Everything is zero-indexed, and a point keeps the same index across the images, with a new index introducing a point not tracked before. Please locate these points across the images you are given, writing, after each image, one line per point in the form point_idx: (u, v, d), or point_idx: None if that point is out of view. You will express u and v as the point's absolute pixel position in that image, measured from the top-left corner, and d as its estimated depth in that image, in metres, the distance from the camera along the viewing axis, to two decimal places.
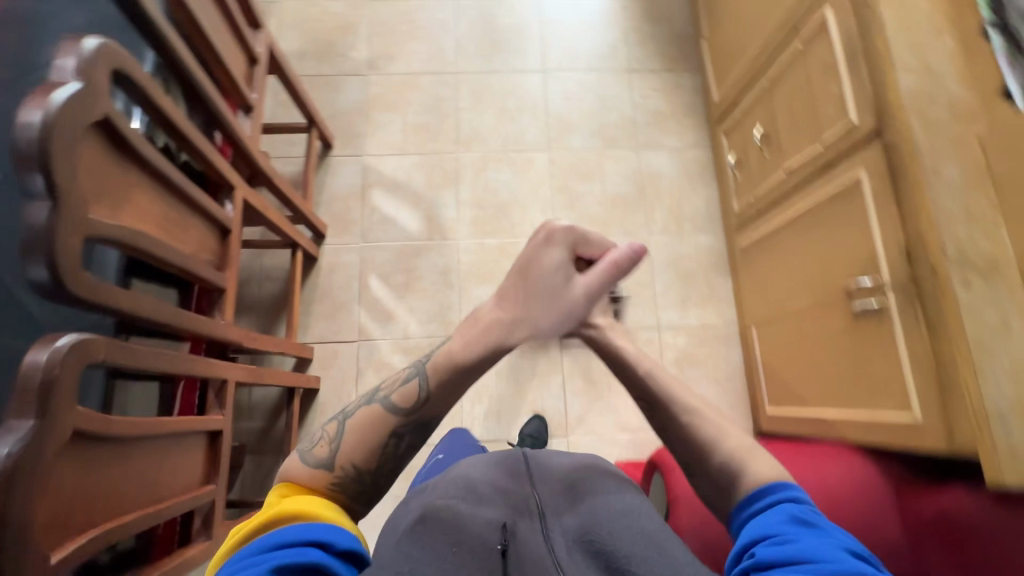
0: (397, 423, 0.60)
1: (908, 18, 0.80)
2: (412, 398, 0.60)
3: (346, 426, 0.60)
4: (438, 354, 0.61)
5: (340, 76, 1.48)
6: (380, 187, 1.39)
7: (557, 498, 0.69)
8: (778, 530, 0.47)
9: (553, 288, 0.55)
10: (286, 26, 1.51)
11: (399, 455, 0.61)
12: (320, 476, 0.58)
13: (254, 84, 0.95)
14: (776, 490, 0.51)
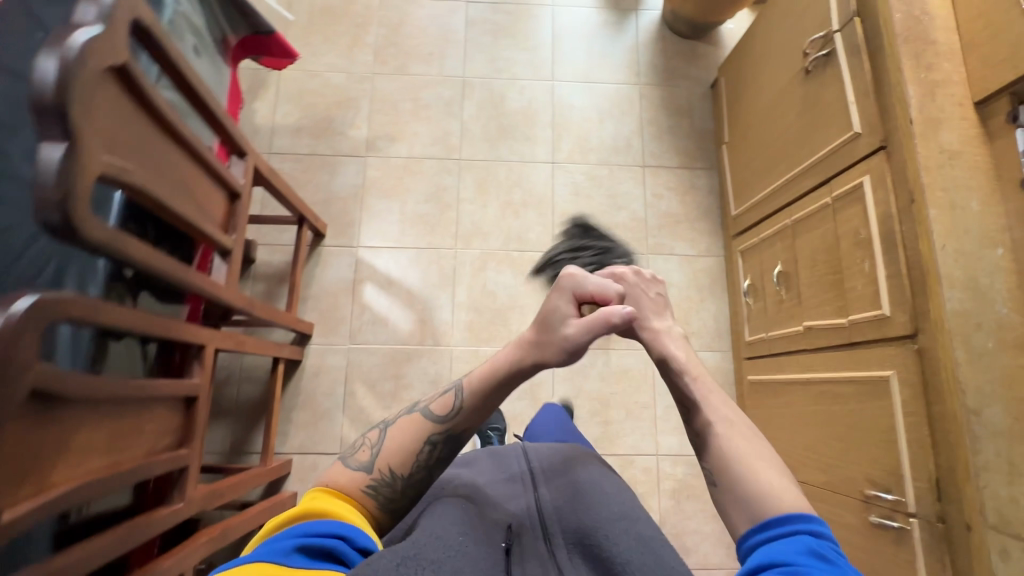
0: (430, 431, 0.64)
1: (955, 223, 0.72)
2: (448, 408, 0.65)
3: (387, 433, 0.65)
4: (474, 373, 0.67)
5: (336, 156, 1.39)
6: (372, 282, 1.32)
7: (557, 493, 0.67)
8: (791, 561, 0.43)
9: (557, 327, 0.62)
10: (281, 98, 1.42)
11: (430, 465, 0.64)
12: (357, 478, 0.62)
13: (234, 222, 0.86)
14: (793, 519, 0.47)
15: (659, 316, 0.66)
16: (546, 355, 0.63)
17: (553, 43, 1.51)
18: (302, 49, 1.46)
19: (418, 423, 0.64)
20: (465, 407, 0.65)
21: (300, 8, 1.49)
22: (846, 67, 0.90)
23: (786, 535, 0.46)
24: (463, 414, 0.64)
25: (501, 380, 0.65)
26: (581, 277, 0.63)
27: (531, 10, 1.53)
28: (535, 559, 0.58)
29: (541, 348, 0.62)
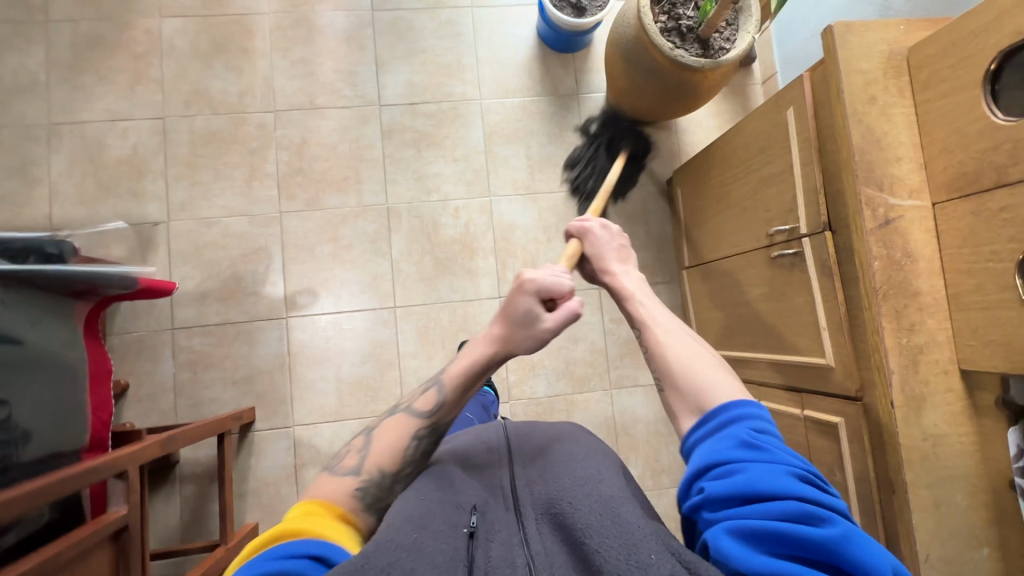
0: (416, 427, 0.64)
1: (941, 525, 0.65)
2: (432, 404, 0.65)
3: (373, 437, 0.64)
4: (451, 369, 0.67)
5: (252, 323, 1.22)
6: (315, 466, 1.20)
7: (527, 467, 0.63)
8: (728, 458, 0.48)
9: (528, 324, 0.66)
10: (175, 258, 1.21)
11: (421, 458, 0.64)
12: (343, 486, 0.59)
13: (126, 562, 0.73)
14: (729, 408, 0.52)
15: (638, 285, 0.71)
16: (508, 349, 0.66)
17: (486, 148, 1.31)
18: (191, 191, 1.23)
19: (403, 426, 0.64)
20: (448, 404, 0.64)
21: (179, 138, 1.24)
22: (816, 285, 0.78)
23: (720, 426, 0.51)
24: (447, 412, 0.64)
25: (481, 370, 0.66)
26: (544, 280, 0.66)
27: (456, 108, 1.32)
28: (499, 537, 0.53)
29: (503, 342, 0.66)
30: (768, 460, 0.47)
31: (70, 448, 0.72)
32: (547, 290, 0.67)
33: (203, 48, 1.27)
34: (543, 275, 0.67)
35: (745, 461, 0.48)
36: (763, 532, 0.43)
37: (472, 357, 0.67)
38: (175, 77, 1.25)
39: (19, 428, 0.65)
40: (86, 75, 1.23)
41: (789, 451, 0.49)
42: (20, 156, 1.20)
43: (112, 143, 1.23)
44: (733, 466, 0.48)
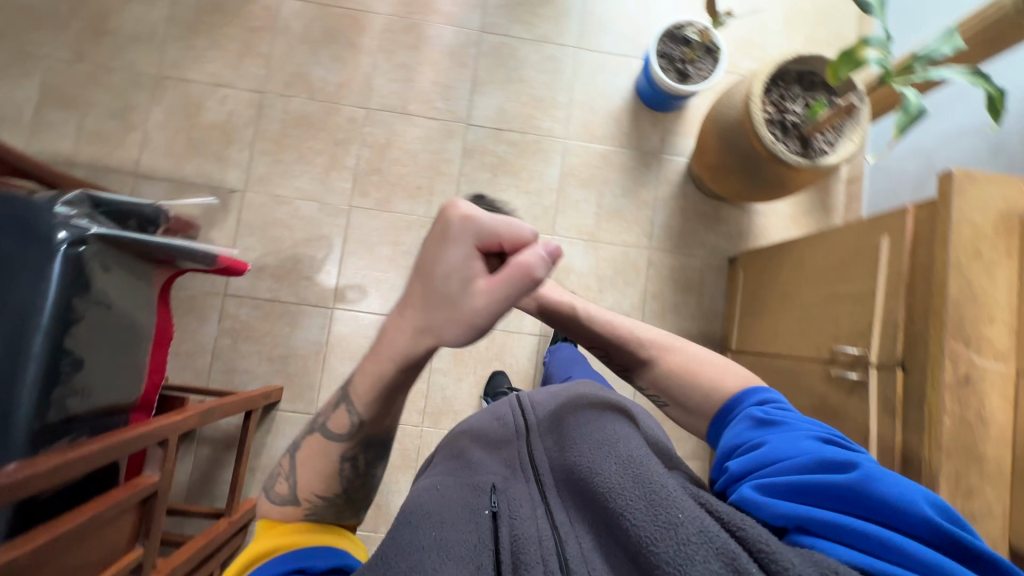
0: (343, 448, 0.55)
1: None
2: (344, 424, 0.54)
3: (295, 461, 0.55)
4: (356, 382, 0.53)
5: (300, 306, 1.24)
6: None
7: (549, 440, 0.66)
8: (747, 438, 0.53)
9: (456, 298, 0.42)
10: (243, 228, 1.25)
11: (361, 474, 0.56)
12: (288, 511, 0.53)
13: (149, 528, 0.75)
14: (744, 400, 0.58)
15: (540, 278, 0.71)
16: (437, 338, 0.44)
17: (560, 187, 1.32)
18: (272, 168, 1.27)
19: (322, 450, 0.54)
20: (364, 418, 0.53)
21: (273, 115, 1.28)
22: (875, 418, 0.77)
23: (731, 411, 0.58)
24: (366, 430, 0.53)
25: (395, 368, 0.49)
26: (488, 218, 0.40)
27: (540, 142, 1.33)
28: (522, 512, 0.55)
29: (430, 324, 0.44)
30: (784, 428, 0.52)
31: (127, 400, 0.76)
32: (488, 237, 0.41)
33: (315, 35, 1.31)
34: (472, 214, 0.41)
35: (768, 436, 0.52)
36: (798, 488, 0.47)
37: (391, 355, 0.48)
38: (283, 57, 1.30)
39: (83, 384, 0.67)
40: (201, 38, 1.28)
41: (809, 422, 0.53)
42: (124, 101, 1.25)
43: (210, 107, 1.27)
44: (756, 442, 0.53)
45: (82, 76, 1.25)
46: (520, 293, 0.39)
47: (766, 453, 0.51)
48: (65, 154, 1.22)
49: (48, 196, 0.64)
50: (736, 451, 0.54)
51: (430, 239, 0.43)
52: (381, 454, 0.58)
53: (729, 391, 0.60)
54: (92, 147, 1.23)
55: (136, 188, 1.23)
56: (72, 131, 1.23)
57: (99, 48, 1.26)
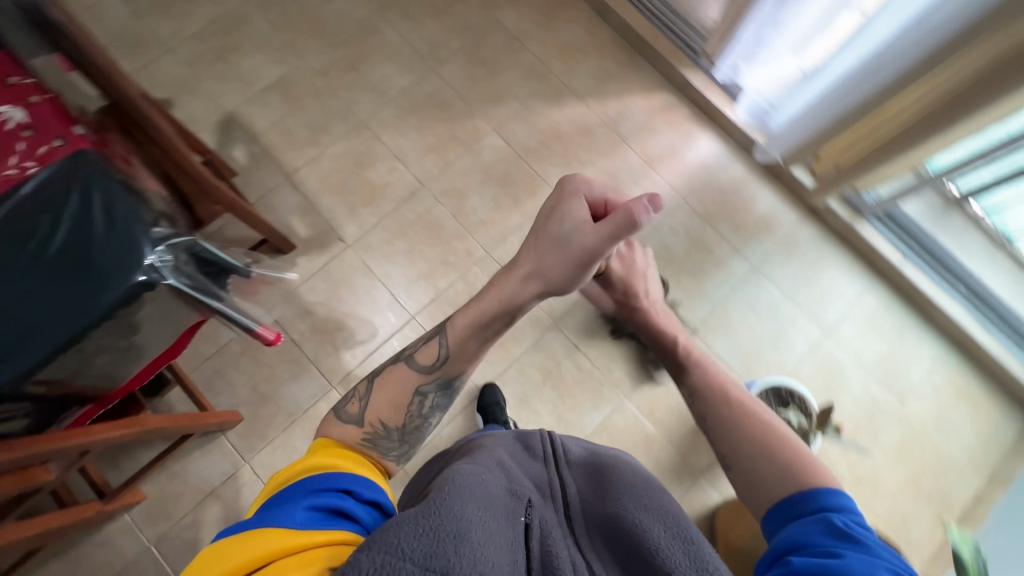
0: (421, 382, 0.74)
1: None
2: (434, 357, 0.74)
3: (375, 386, 0.73)
4: (455, 322, 0.73)
5: (311, 364, 1.27)
6: (224, 508, 1.18)
7: (584, 487, 0.66)
8: (820, 541, 0.51)
9: (569, 245, 0.67)
10: (323, 272, 1.32)
11: (423, 411, 0.75)
12: (352, 430, 0.68)
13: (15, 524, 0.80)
14: (824, 504, 0.56)
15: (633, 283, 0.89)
16: (546, 280, 0.68)
17: (589, 435, 1.27)
18: (382, 244, 1.35)
19: (407, 376, 0.74)
20: (450, 352, 0.73)
21: (416, 207, 1.38)
22: None
23: (804, 498, 0.57)
24: (450, 361, 0.73)
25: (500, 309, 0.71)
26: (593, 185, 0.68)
27: (601, 383, 1.30)
28: (554, 537, 0.57)
29: (542, 273, 0.69)
30: (866, 549, 0.49)
31: (92, 388, 0.76)
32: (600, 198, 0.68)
33: (494, 173, 1.41)
34: (586, 181, 0.69)
35: (840, 547, 0.49)
36: None
37: (501, 298, 0.71)
38: (458, 171, 1.41)
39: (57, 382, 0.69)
40: (413, 117, 1.44)
41: (892, 556, 0.50)
42: (325, 122, 1.42)
43: (378, 168, 1.40)
44: (827, 548, 0.49)
45: (314, 86, 1.44)
46: (619, 219, 0.61)
47: (844, 564, 0.47)
48: (256, 130, 1.40)
49: (155, 232, 0.71)
50: (800, 549, 0.51)
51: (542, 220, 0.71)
52: (445, 403, 0.77)
53: (804, 483, 0.59)
54: (277, 138, 1.40)
55: (279, 188, 1.37)
56: (275, 119, 1.41)
57: (341, 75, 1.45)
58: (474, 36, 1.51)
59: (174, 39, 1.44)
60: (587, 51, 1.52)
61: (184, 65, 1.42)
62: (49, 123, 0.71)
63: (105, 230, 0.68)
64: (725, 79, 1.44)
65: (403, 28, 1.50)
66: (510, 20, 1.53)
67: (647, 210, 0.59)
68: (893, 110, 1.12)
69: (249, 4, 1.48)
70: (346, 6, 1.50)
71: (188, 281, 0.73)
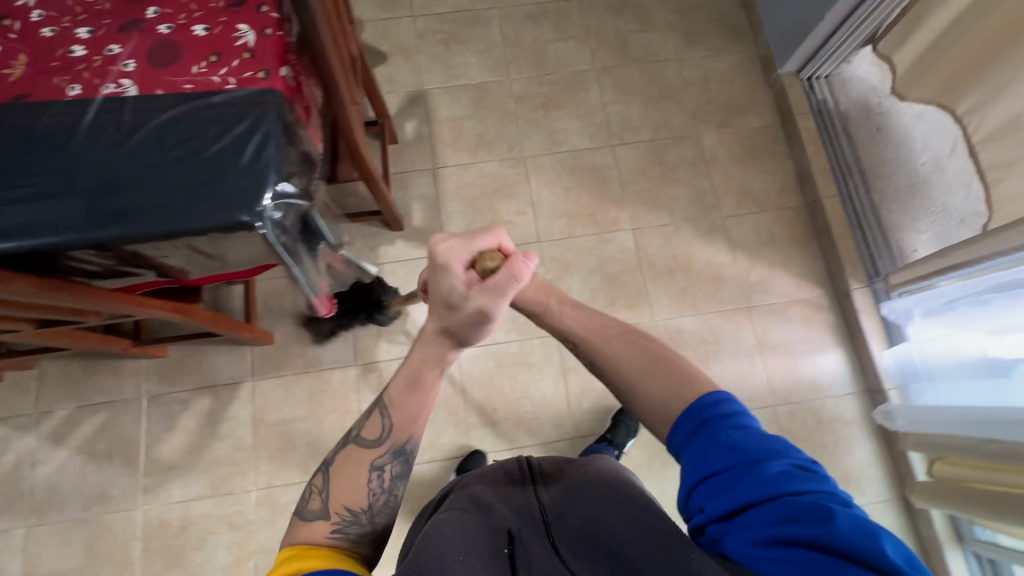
0: (376, 457, 0.72)
1: None
2: (374, 432, 0.72)
3: (332, 473, 0.71)
4: (393, 387, 0.74)
5: (351, 335, 1.32)
6: (214, 407, 1.26)
7: (559, 504, 0.72)
8: (717, 467, 0.57)
9: (461, 301, 0.64)
10: (410, 264, 1.37)
11: (391, 487, 0.72)
12: (319, 528, 0.66)
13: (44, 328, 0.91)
14: (709, 411, 0.61)
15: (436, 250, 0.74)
16: (459, 333, 0.68)
17: None
18: None
19: (359, 454, 0.71)
20: (393, 421, 0.73)
21: None
22: None
23: (692, 412, 0.62)
24: (395, 429, 0.72)
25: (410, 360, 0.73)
26: (439, 249, 0.63)
27: None
28: (536, 557, 0.64)
29: (450, 330, 0.68)
30: (752, 461, 0.56)
31: (179, 271, 0.84)
32: (458, 259, 0.63)
33: (607, 267, 1.37)
34: (438, 247, 0.63)
35: (737, 469, 0.56)
36: (774, 534, 0.51)
37: (426, 355, 0.71)
38: (576, 247, 1.39)
39: (142, 262, 0.78)
40: (568, 178, 1.44)
41: (770, 442, 0.58)
42: (492, 140, 1.46)
43: (510, 204, 1.42)
44: (728, 475, 0.56)
45: (503, 105, 1.49)
46: (511, 288, 0.61)
47: (747, 494, 0.54)
48: (435, 116, 1.48)
49: (276, 184, 0.74)
50: (711, 479, 0.57)
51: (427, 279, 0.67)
52: (407, 468, 0.73)
53: (689, 397, 0.64)
54: (446, 132, 1.47)
55: (421, 173, 1.43)
56: (455, 116, 1.48)
57: (530, 108, 1.49)
58: (667, 137, 1.48)
59: (420, 9, 1.57)
60: (764, 208, 1.43)
61: (415, 35, 1.55)
62: (267, 55, 0.79)
63: (246, 164, 0.74)
64: (890, 317, 1.28)
65: (608, 97, 1.50)
66: (709, 141, 1.48)
67: (527, 264, 0.61)
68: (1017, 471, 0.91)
69: (496, 11, 1.57)
70: (572, 53, 1.54)
71: (278, 239, 0.77)
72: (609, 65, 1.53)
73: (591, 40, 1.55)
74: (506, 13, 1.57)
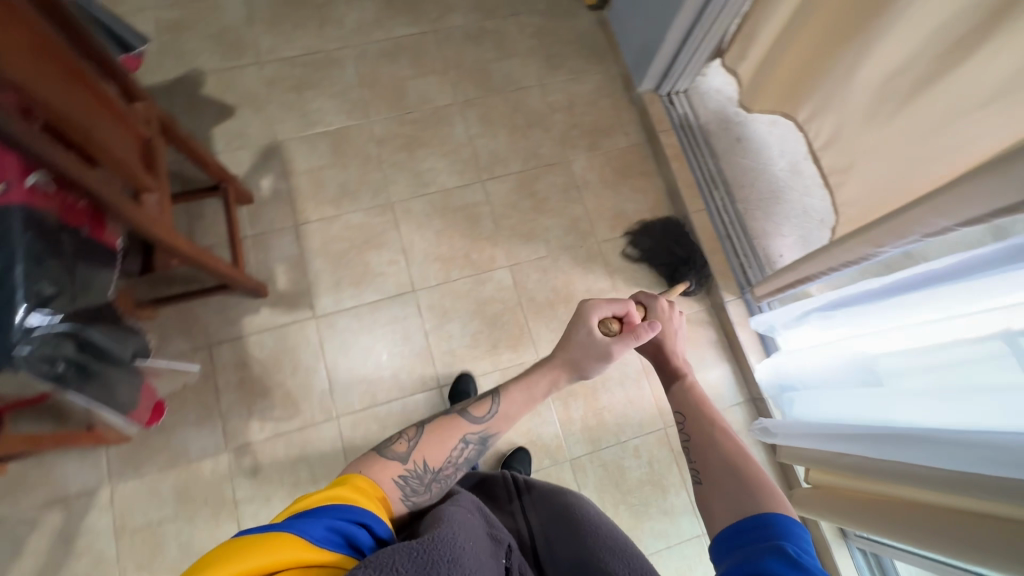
0: (469, 432, 0.75)
1: None
2: (482, 411, 0.77)
3: (424, 433, 0.73)
4: (515, 386, 0.80)
5: (218, 418, 1.22)
6: (66, 521, 1.14)
7: (552, 523, 0.78)
8: (769, 565, 0.49)
9: (595, 342, 0.80)
10: (278, 332, 1.28)
11: (458, 461, 0.74)
12: (393, 466, 0.67)
13: None
14: (774, 529, 0.56)
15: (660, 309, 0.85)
16: (584, 372, 0.81)
17: None
18: (345, 331, 1.30)
19: (455, 426, 0.75)
20: (500, 413, 0.77)
21: (396, 309, 1.32)
22: None
23: (755, 519, 0.58)
24: (500, 419, 0.77)
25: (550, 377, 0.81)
26: (590, 305, 0.81)
27: None
28: None
29: (573, 361, 0.81)
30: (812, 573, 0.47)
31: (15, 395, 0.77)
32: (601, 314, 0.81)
33: (488, 309, 1.34)
34: (592, 306, 0.81)
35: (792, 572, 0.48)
36: None
37: (551, 379, 0.81)
38: (454, 291, 1.35)
39: None
40: (439, 220, 1.39)
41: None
42: (356, 188, 1.40)
43: (380, 255, 1.36)
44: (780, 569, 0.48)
45: (364, 150, 1.43)
46: (632, 346, 0.80)
47: None
48: (293, 169, 1.40)
49: (22, 315, 0.65)
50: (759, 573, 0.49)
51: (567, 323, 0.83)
52: (481, 457, 0.77)
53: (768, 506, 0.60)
54: (306, 186, 1.39)
55: (282, 233, 1.35)
56: (313, 166, 1.41)
57: (393, 150, 1.43)
58: (537, 166, 1.45)
59: (267, 55, 1.48)
60: (639, 228, 1.43)
61: (263, 83, 1.45)
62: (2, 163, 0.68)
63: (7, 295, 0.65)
64: (760, 330, 1.27)
65: (474, 131, 1.47)
66: (580, 166, 1.46)
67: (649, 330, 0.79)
68: (880, 485, 0.91)
69: (349, 50, 1.50)
70: (433, 88, 1.49)
71: (59, 364, 0.70)
72: (473, 97, 1.49)
73: (451, 73, 1.51)
74: (360, 51, 1.51)
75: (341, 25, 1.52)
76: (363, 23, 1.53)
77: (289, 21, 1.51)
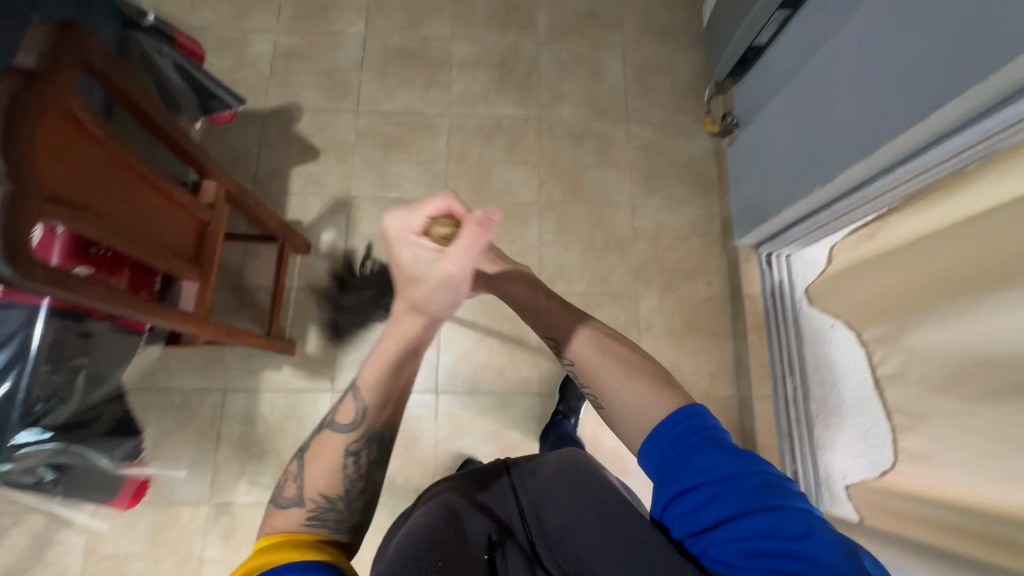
0: (349, 440, 0.65)
1: None
2: (350, 416, 0.65)
3: (307, 462, 0.64)
4: (363, 372, 0.65)
5: (211, 468, 1.20)
6: (44, 527, 1.15)
7: (539, 508, 0.70)
8: (698, 485, 0.56)
9: (431, 264, 0.59)
10: (292, 396, 1.25)
11: (361, 473, 0.65)
12: (293, 515, 0.60)
13: None
14: (691, 425, 0.59)
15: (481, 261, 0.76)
16: (433, 305, 0.62)
17: None
18: None
19: (331, 442, 0.64)
20: (368, 406, 0.64)
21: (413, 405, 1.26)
22: None
23: (672, 428, 0.59)
24: (371, 413, 0.65)
25: (404, 341, 0.63)
26: (400, 218, 0.59)
27: None
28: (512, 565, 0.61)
29: (426, 301, 0.62)
30: (728, 480, 0.54)
31: None
32: (414, 227, 0.59)
33: (504, 433, 1.26)
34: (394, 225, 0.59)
35: (716, 484, 0.55)
36: (754, 551, 0.50)
37: (402, 334, 0.63)
38: (476, 405, 1.27)
39: None
40: (484, 323, 1.31)
41: (749, 464, 0.55)
42: None
43: None
44: (706, 492, 0.55)
45: None
46: (473, 246, 0.58)
47: (722, 513, 0.53)
48: (356, 229, 1.36)
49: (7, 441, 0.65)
50: (693, 491, 0.56)
51: (392, 253, 0.62)
52: (383, 450, 0.67)
53: (675, 418, 0.60)
54: (364, 250, 1.35)
55: (327, 293, 1.32)
56: (376, 233, 1.36)
57: None
58: (602, 294, 1.34)
59: (366, 105, 1.45)
60: (691, 393, 1.30)
61: (354, 132, 1.43)
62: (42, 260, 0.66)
63: None
64: None
65: (547, 237, 1.37)
66: (648, 304, 1.34)
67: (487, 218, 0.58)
68: None
69: (447, 119, 1.45)
70: (519, 179, 1.41)
71: (46, 475, 0.72)
72: (556, 200, 1.40)
73: (542, 169, 1.42)
74: (457, 122, 1.45)
75: (447, 91, 1.47)
76: (469, 95, 1.47)
77: (399, 75, 1.48)
